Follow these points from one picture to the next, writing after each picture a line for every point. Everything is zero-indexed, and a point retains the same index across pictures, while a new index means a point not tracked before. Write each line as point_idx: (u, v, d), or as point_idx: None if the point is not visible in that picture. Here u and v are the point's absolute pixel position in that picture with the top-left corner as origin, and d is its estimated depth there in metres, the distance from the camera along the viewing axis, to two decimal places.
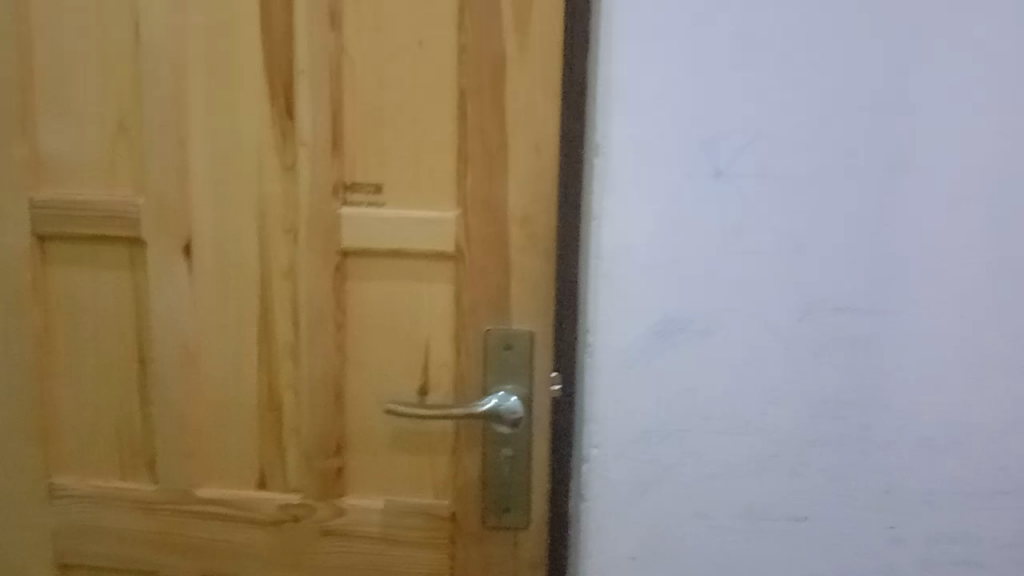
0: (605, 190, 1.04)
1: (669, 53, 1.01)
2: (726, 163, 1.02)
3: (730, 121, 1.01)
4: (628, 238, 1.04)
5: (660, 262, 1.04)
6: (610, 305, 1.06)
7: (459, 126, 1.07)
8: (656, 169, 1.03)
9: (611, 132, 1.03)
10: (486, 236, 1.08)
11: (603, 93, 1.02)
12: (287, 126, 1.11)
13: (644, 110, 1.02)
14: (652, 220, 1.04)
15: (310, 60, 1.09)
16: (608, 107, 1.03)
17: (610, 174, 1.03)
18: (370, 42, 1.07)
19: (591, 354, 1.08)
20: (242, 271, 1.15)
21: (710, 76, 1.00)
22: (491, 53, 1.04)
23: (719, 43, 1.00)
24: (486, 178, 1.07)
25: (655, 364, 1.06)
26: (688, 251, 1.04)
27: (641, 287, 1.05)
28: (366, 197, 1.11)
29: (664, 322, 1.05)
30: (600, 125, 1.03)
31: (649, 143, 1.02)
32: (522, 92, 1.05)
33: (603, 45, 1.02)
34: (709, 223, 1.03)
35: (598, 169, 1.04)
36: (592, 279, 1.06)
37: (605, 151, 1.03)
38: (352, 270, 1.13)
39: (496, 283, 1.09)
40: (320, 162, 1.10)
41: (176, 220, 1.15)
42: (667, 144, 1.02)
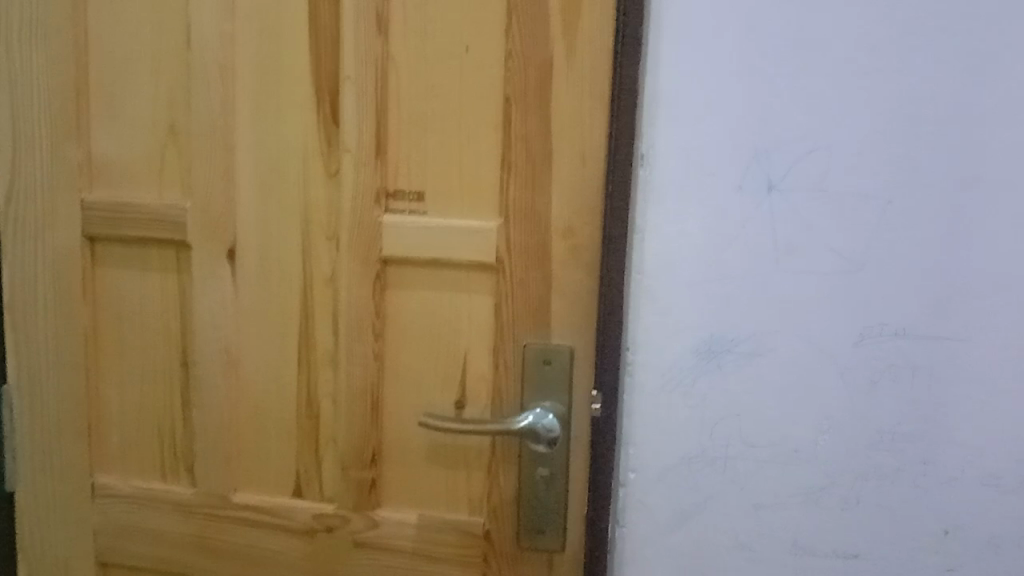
0: (649, 203, 1.01)
1: (721, 60, 0.97)
2: (779, 176, 0.97)
3: (783, 133, 0.96)
4: (672, 253, 1.01)
5: (706, 280, 1.00)
6: (651, 323, 1.03)
7: (504, 135, 1.04)
8: (704, 183, 0.99)
9: (656, 143, 1.00)
10: (529, 248, 1.05)
11: (650, 103, 1.00)
12: (332, 132, 1.10)
13: (693, 122, 0.98)
14: (699, 235, 1.00)
15: (356, 66, 1.08)
16: (655, 117, 1.00)
17: (654, 187, 1.00)
18: (417, 48, 1.06)
19: (631, 372, 1.05)
20: (284, 276, 1.15)
21: (765, 84, 0.96)
22: (538, 60, 1.02)
23: (775, 51, 0.96)
24: (530, 188, 1.04)
25: (699, 386, 1.02)
26: (736, 270, 0.99)
27: (685, 306, 1.01)
28: (408, 205, 1.09)
29: (709, 342, 1.01)
30: (646, 136, 1.00)
31: (697, 155, 0.99)
32: (569, 100, 1.01)
33: (652, 52, 0.99)
34: (759, 241, 0.98)
35: (643, 182, 1.01)
36: (635, 295, 1.03)
37: (650, 161, 1.00)
38: (392, 279, 1.11)
39: (536, 296, 1.06)
40: (364, 168, 1.09)
41: (221, 224, 1.15)
42: (716, 156, 0.98)
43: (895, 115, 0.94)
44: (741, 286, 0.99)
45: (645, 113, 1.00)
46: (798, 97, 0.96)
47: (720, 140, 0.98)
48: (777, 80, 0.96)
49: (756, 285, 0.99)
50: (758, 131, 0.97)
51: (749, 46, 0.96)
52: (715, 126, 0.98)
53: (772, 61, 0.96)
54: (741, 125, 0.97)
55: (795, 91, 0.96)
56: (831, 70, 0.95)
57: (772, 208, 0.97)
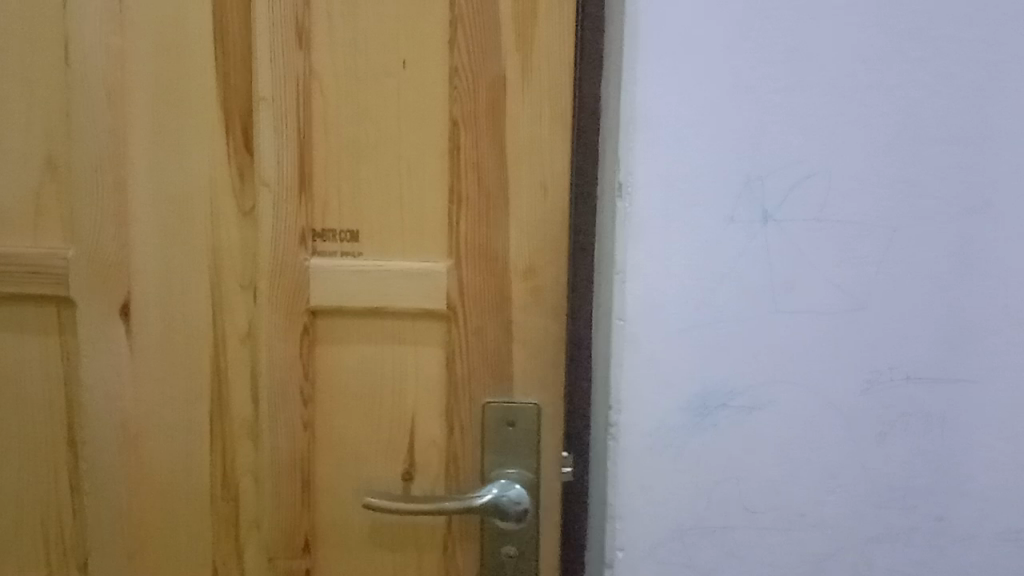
0: (630, 240, 0.87)
1: (707, 74, 0.85)
2: (775, 205, 0.85)
3: (778, 157, 0.85)
4: (657, 297, 0.87)
5: (698, 326, 0.87)
6: (637, 378, 0.89)
7: (451, 163, 0.91)
8: (690, 214, 0.86)
9: (636, 170, 0.86)
10: (485, 291, 0.92)
11: (628, 123, 0.86)
12: (246, 163, 0.94)
13: (677, 145, 0.86)
14: (687, 274, 0.87)
15: (273, 85, 0.92)
16: (633, 140, 0.86)
17: (635, 220, 0.87)
18: (345, 63, 0.91)
19: (613, 436, 0.90)
20: (192, 335, 0.97)
21: (756, 102, 0.85)
22: (489, 77, 0.89)
23: (765, 62, 0.84)
24: (484, 223, 0.91)
25: (692, 447, 0.89)
26: (730, 313, 0.87)
27: (675, 356, 0.88)
28: (340, 245, 0.94)
29: (701, 397, 0.88)
30: (624, 162, 0.86)
31: (682, 184, 0.86)
32: (525, 123, 0.89)
33: (628, 66, 0.85)
34: (755, 279, 0.86)
35: (622, 214, 0.87)
36: (616, 346, 0.88)
37: (631, 192, 0.86)
38: (323, 333, 0.95)
39: (495, 345, 0.92)
40: (285, 205, 0.93)
41: (112, 275, 0.97)
42: (704, 184, 0.86)
43: (898, 134, 0.85)
44: (737, 331, 0.87)
45: (622, 134, 0.86)
46: (792, 115, 0.85)
47: (708, 166, 0.85)
48: (769, 97, 0.85)
49: (752, 329, 0.87)
50: (750, 155, 0.85)
51: (737, 59, 0.84)
52: (703, 149, 0.85)
53: (762, 75, 0.84)
54: (732, 147, 0.85)
55: (788, 108, 0.85)
56: (827, 84, 0.84)
57: (768, 242, 0.86)
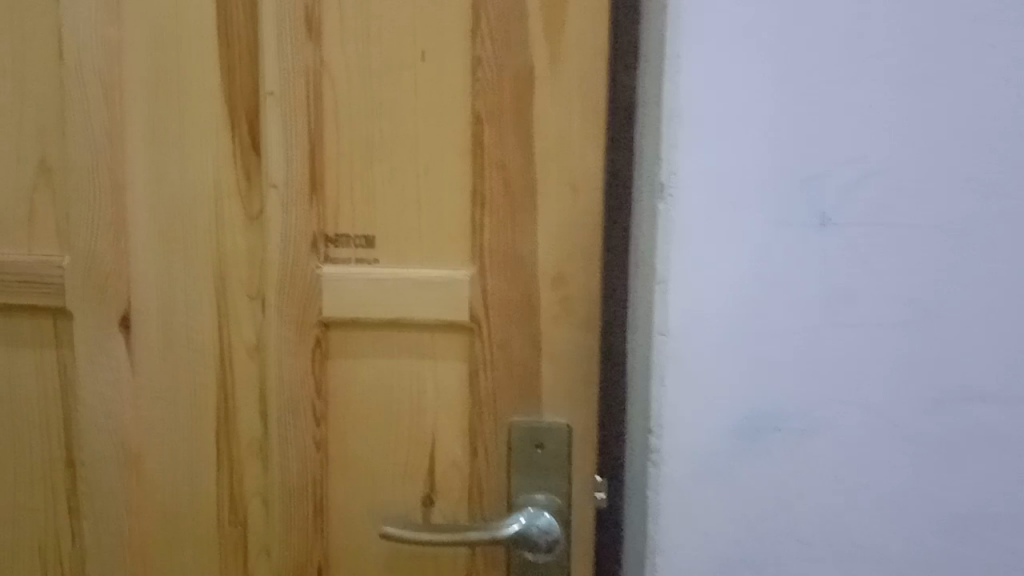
0: (673, 245, 0.79)
1: (758, 64, 0.77)
2: (833, 208, 0.78)
3: (837, 155, 0.77)
4: (703, 309, 0.80)
5: (747, 341, 0.80)
6: (681, 398, 0.81)
7: (474, 161, 0.84)
8: (739, 218, 0.79)
9: (680, 169, 0.79)
10: (511, 301, 0.84)
11: (671, 117, 0.78)
12: (253, 163, 0.87)
13: (724, 141, 0.78)
14: (736, 284, 0.79)
15: (280, 77, 0.85)
16: (677, 135, 0.78)
17: (678, 224, 0.79)
18: (358, 55, 0.84)
19: (654, 461, 0.82)
20: (196, 348, 0.90)
21: (812, 94, 0.77)
22: (514, 68, 0.82)
23: (822, 50, 0.76)
24: (509, 227, 0.84)
25: (740, 473, 0.81)
26: (783, 326, 0.79)
27: (722, 372, 0.80)
28: (354, 251, 0.86)
29: (751, 419, 0.81)
30: (666, 159, 0.79)
31: (731, 183, 0.78)
32: (555, 118, 0.82)
33: (670, 55, 0.78)
34: (811, 288, 0.79)
35: (664, 217, 0.79)
36: (657, 361, 0.81)
37: (673, 194, 0.79)
38: (336, 346, 0.88)
39: (522, 360, 0.85)
40: (294, 209, 0.86)
41: (110, 284, 0.90)
42: (755, 184, 0.78)
43: (970, 129, 0.76)
44: (791, 346, 0.79)
45: (665, 129, 0.79)
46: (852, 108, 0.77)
47: (760, 163, 0.78)
48: (827, 88, 0.77)
49: (808, 343, 0.79)
50: (806, 152, 0.77)
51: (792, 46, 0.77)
52: (753, 147, 0.78)
53: (819, 64, 0.77)
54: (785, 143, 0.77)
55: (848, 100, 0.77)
56: (890, 73, 0.76)
57: (825, 248, 0.78)
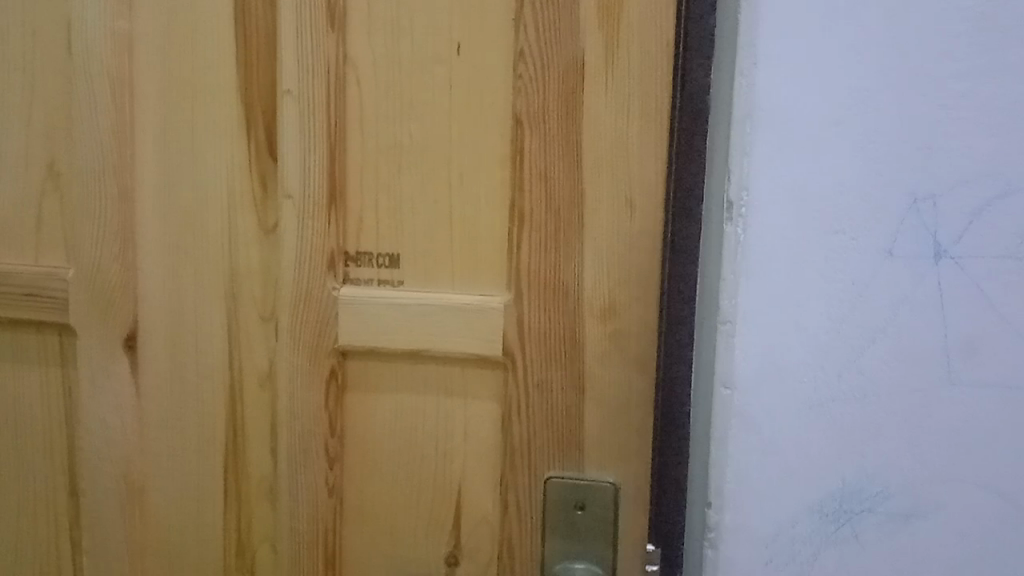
0: (743, 279, 0.63)
1: (859, 51, 0.60)
2: (952, 236, 0.61)
3: (959, 169, 0.60)
4: (779, 358, 0.63)
5: (835, 401, 0.63)
6: (749, 468, 0.65)
7: (513, 172, 0.72)
8: (829, 246, 0.62)
9: (755, 184, 0.62)
10: (552, 335, 0.72)
11: (744, 119, 0.62)
12: (269, 170, 0.77)
13: (812, 149, 0.61)
14: (823, 329, 0.63)
15: (299, 75, 0.75)
16: (751, 142, 0.62)
17: (750, 254, 0.63)
18: (386, 48, 0.74)
19: (714, 542, 0.67)
20: (204, 375, 0.81)
21: (929, 90, 0.60)
22: (562, 64, 0.70)
23: (946, 34, 0.59)
24: (552, 249, 0.72)
25: (823, 563, 0.65)
26: (883, 383, 0.62)
27: (802, 440, 0.64)
28: (377, 271, 0.76)
29: (839, 498, 0.64)
30: (736, 172, 0.63)
31: (818, 203, 0.62)
32: (608, 123, 0.70)
33: (746, 41, 0.61)
34: (919, 339, 0.62)
35: (732, 244, 0.63)
36: (720, 422, 0.65)
37: (746, 215, 0.63)
38: (354, 378, 0.77)
39: (563, 404, 0.73)
40: (310, 222, 0.76)
41: (116, 300, 0.82)
42: (851, 206, 0.61)
43: None
44: (891, 409, 0.63)
45: (735, 135, 0.62)
46: (981, 109, 0.60)
47: (857, 179, 0.61)
48: (948, 82, 0.60)
49: (914, 408, 0.62)
50: (918, 166, 0.60)
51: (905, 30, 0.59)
52: (850, 157, 0.61)
53: (940, 52, 0.59)
54: (892, 155, 0.60)
55: (975, 101, 0.59)
56: None
57: (939, 287, 0.61)
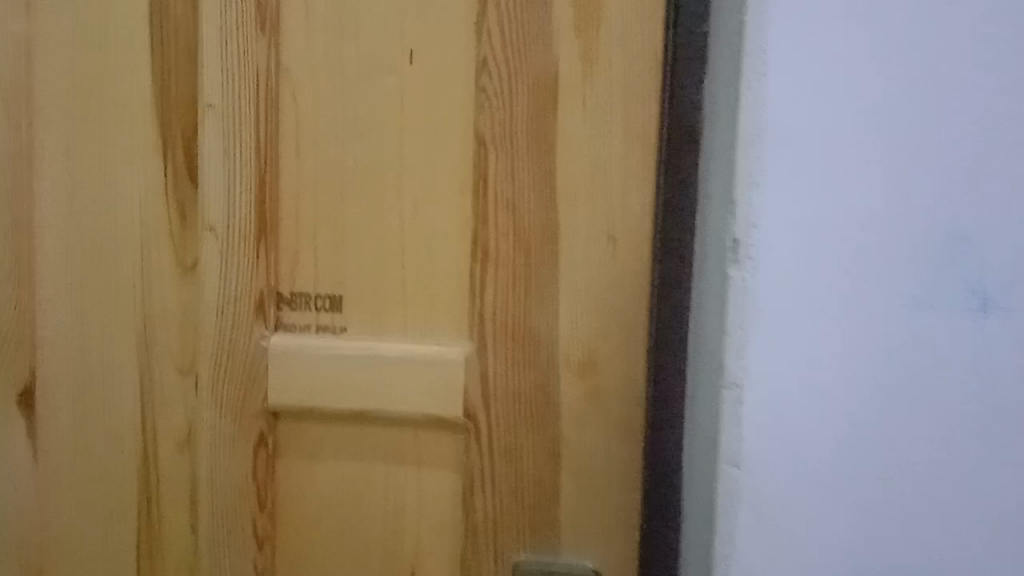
0: (751, 333, 0.53)
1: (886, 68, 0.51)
2: (998, 286, 0.51)
3: (1005, 206, 0.51)
4: (796, 427, 0.53)
5: (861, 476, 0.53)
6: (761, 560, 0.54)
7: (476, 201, 0.61)
8: (853, 294, 0.52)
9: (766, 219, 0.52)
10: (521, 394, 0.61)
11: (753, 142, 0.52)
12: (188, 196, 0.65)
13: (833, 180, 0.51)
14: (847, 391, 0.52)
15: (224, 86, 0.64)
16: (761, 169, 0.52)
17: (759, 302, 0.53)
18: (326, 55, 0.63)
19: None
20: (113, 438, 0.68)
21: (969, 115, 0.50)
22: (533, 73, 0.60)
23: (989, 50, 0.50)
24: (521, 292, 0.61)
25: None
26: (916, 457, 0.52)
27: (824, 525, 0.53)
28: (315, 316, 0.64)
29: None
30: (743, 204, 0.52)
31: (839, 243, 0.52)
32: (586, 144, 0.59)
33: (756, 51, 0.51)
34: (960, 406, 0.52)
35: (738, 291, 0.53)
36: (723, 502, 0.54)
37: (755, 256, 0.52)
38: (287, 443, 0.65)
39: (534, 473, 0.62)
40: (235, 259, 0.64)
41: (10, 349, 0.69)
42: (877, 249, 0.52)
43: None
44: (927, 487, 0.53)
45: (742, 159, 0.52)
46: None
47: (885, 219, 0.51)
48: (991, 106, 0.50)
49: (955, 488, 0.52)
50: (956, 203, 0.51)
51: (936, 39, 0.50)
52: (877, 190, 0.51)
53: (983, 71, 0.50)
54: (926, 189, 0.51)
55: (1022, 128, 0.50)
56: None
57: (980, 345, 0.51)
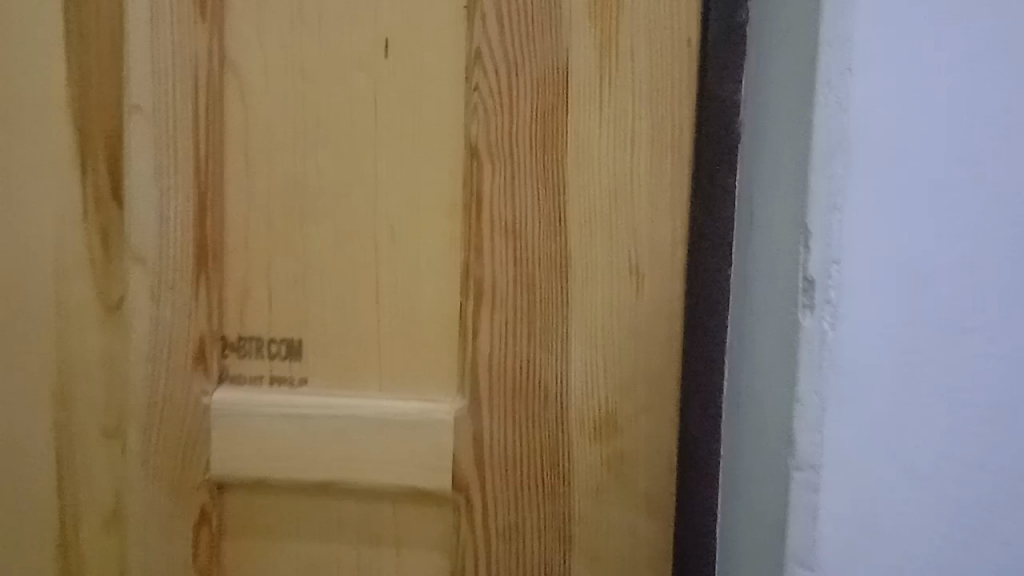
0: (831, 406, 0.38)
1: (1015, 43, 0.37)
2: None
3: None
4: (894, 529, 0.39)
5: None
6: None
7: (467, 225, 0.50)
8: (970, 349, 0.38)
9: (854, 245, 0.38)
10: (524, 461, 0.50)
11: (836, 150, 0.38)
12: (114, 219, 0.53)
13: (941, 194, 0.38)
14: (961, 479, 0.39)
15: (155, 83, 0.52)
16: (843, 188, 0.38)
17: (842, 365, 0.38)
18: (282, 47, 0.51)
19: None
20: (24, 514, 0.56)
21: None
22: (537, 70, 0.49)
23: None
24: (523, 337, 0.50)
25: None
26: None
27: None
28: (269, 365, 0.53)
29: None
30: (819, 232, 0.38)
31: (945, 282, 0.38)
32: (602, 157, 0.49)
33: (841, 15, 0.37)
34: None
35: (813, 351, 0.39)
36: None
37: (841, 297, 0.38)
38: (236, 521, 0.53)
39: (540, 557, 0.51)
40: (171, 296, 0.52)
41: None
42: (998, 286, 0.38)
43: None
44: None
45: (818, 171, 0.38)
46: None
47: (1010, 248, 0.38)
48: None
49: None
50: None
51: None
52: (998, 209, 0.38)
53: None
54: None
55: None
56: None
57: None
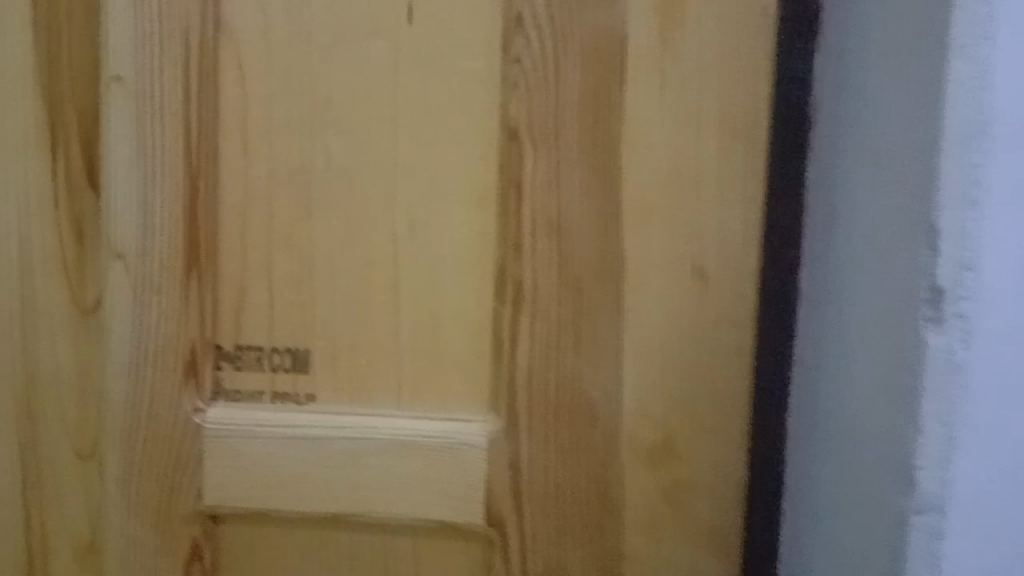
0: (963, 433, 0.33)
1: None
2: None
3: None
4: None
5: None
6: None
7: (503, 220, 0.44)
8: None
9: (996, 246, 0.33)
10: (567, 491, 0.44)
11: (976, 133, 0.32)
12: (89, 208, 0.46)
13: None
14: None
15: (136, 48, 0.44)
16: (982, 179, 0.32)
17: (977, 386, 0.33)
18: (287, 11, 0.44)
19: None
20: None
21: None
22: (589, 40, 0.42)
23: None
24: (568, 348, 0.43)
25: None
26: None
27: None
28: (270, 379, 0.46)
29: None
30: (951, 232, 0.33)
31: None
32: (662, 142, 0.42)
33: None
34: None
35: (940, 369, 0.33)
36: None
37: (977, 305, 0.33)
38: (231, 556, 0.47)
39: None
40: (155, 299, 0.45)
41: None
42: None
43: None
44: None
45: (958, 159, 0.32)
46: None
47: None
48: None
49: None
50: None
51: None
52: None
53: None
54: None
55: None
56: None
57: None
